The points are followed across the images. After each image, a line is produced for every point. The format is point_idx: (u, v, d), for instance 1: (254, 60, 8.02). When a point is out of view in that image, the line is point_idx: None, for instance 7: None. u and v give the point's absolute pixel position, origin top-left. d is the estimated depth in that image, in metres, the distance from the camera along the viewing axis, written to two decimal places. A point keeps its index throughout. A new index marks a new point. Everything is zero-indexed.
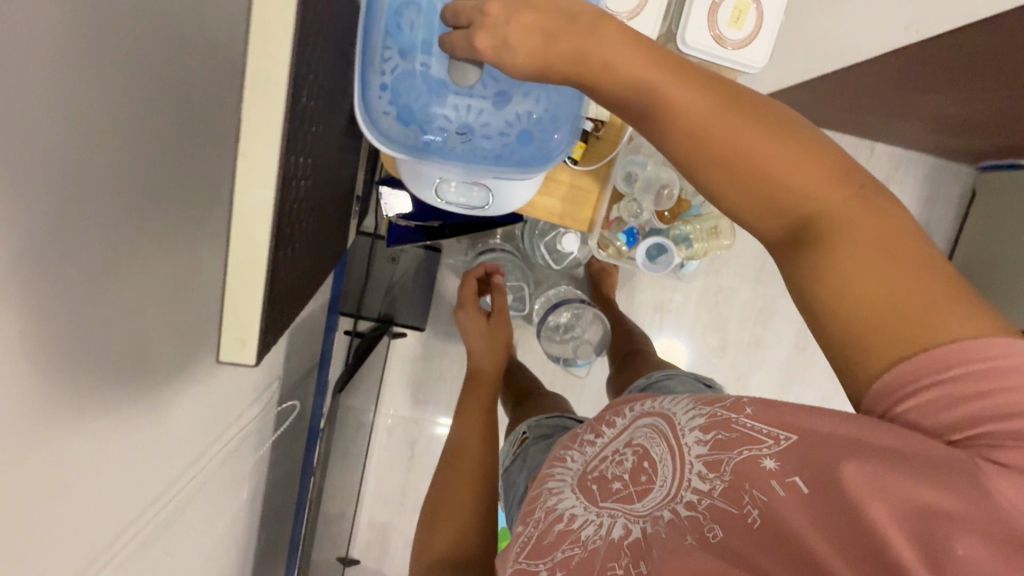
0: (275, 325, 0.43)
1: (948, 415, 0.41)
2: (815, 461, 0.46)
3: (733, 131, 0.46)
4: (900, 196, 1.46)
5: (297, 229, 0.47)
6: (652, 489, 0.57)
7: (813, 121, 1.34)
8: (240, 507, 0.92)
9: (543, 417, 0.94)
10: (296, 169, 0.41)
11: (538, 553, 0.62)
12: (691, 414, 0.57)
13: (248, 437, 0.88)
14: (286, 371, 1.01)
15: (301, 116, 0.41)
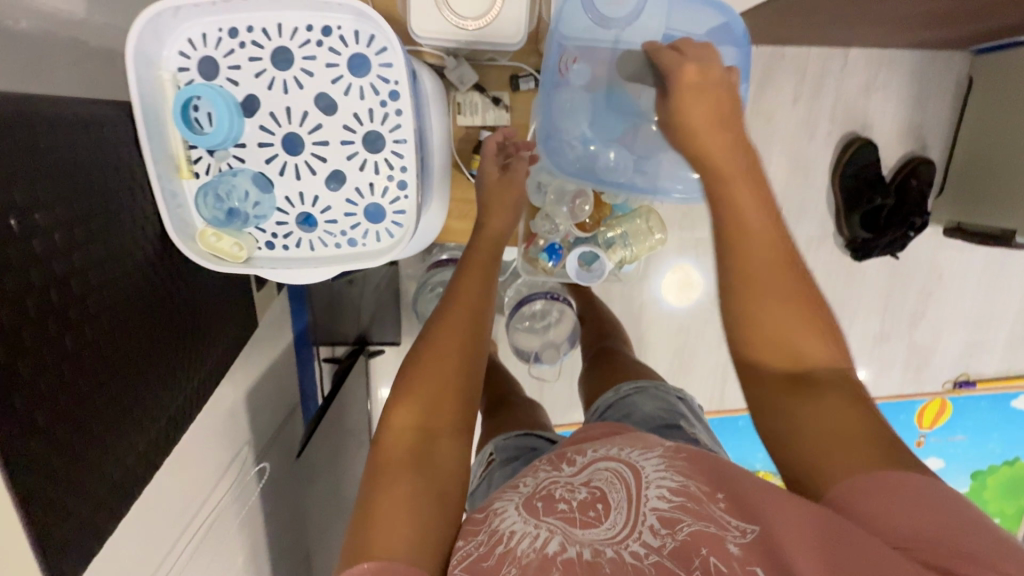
0: (59, 544, 0.44)
1: (893, 520, 0.45)
2: (778, 546, 0.47)
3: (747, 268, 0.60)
4: (885, 103, 1.30)
5: (79, 436, 0.48)
6: (599, 527, 0.56)
7: (772, 41, 1.18)
8: (239, 570, 0.94)
9: (509, 437, 0.94)
10: (26, 404, 0.42)
11: (474, 571, 0.53)
12: (660, 472, 0.58)
13: (224, 512, 0.89)
14: (256, 429, 1.02)
15: (14, 340, 0.41)
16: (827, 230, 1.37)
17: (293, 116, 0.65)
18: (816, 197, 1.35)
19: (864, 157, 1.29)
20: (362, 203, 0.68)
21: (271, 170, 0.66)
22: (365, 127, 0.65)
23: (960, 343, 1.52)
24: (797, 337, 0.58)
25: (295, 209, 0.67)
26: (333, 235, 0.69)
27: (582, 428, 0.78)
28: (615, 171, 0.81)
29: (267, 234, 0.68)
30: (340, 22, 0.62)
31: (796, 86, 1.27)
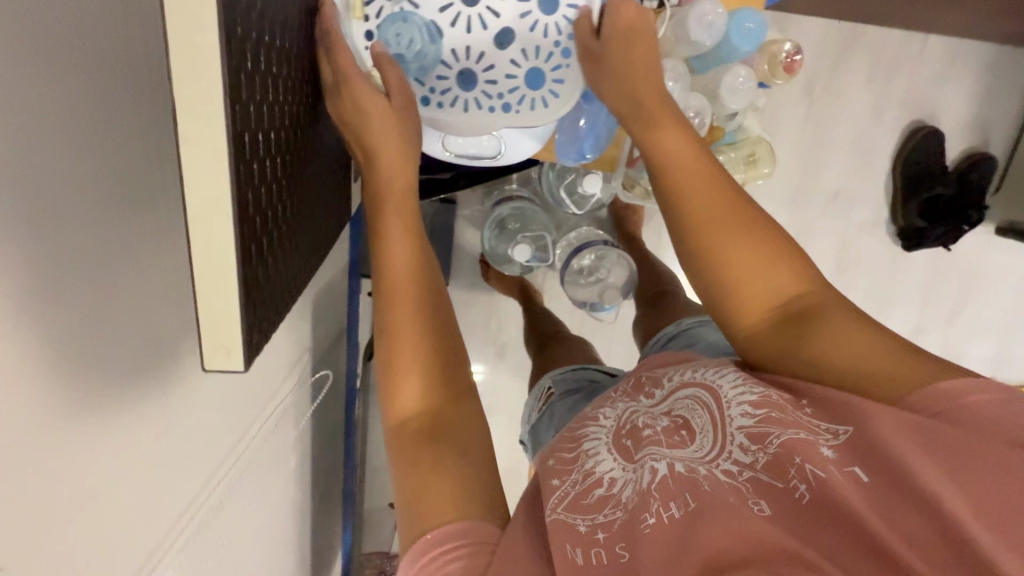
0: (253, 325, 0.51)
1: (996, 428, 0.46)
2: (876, 451, 0.48)
3: (705, 201, 0.62)
4: (955, 95, 1.30)
5: (270, 224, 0.54)
6: (686, 448, 0.59)
7: (853, 17, 1.19)
8: (289, 471, 0.96)
9: (566, 370, 0.95)
10: (252, 175, 0.49)
11: (576, 508, 0.58)
12: (737, 388, 0.59)
13: (288, 410, 0.92)
14: (316, 341, 1.02)
15: (250, 129, 0.47)
16: (880, 218, 1.39)
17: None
18: (874, 181, 1.36)
19: (929, 145, 1.29)
20: (524, 67, 0.75)
21: (444, 17, 0.71)
22: None
23: (993, 348, 1.53)
24: (765, 268, 0.60)
25: (458, 64, 0.74)
26: (489, 96, 0.76)
27: (651, 358, 0.78)
28: (738, 92, 0.78)
29: (426, 89, 0.75)
30: None
31: (872, 65, 1.27)
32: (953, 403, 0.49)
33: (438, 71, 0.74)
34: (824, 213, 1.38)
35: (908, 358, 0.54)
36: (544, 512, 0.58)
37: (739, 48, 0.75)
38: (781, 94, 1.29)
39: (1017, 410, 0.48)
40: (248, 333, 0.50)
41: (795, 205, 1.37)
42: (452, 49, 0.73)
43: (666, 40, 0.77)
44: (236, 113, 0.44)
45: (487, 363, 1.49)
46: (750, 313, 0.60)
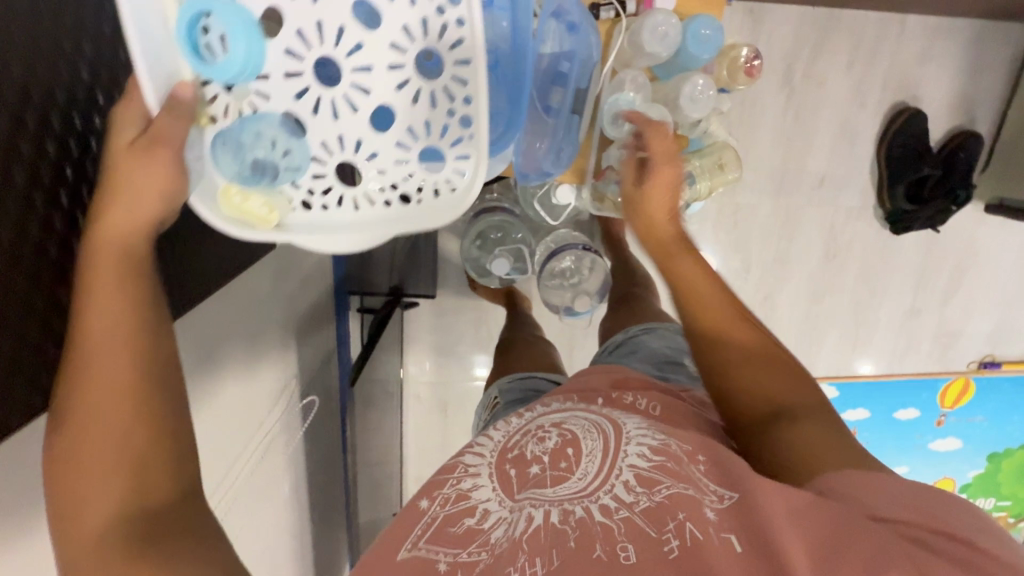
0: None
1: (870, 501, 0.48)
2: (754, 515, 0.48)
3: (700, 296, 0.67)
4: (938, 73, 1.28)
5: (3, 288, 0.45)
6: (570, 480, 0.56)
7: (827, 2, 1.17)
8: (284, 498, 0.97)
9: (513, 379, 0.95)
10: None
11: (439, 539, 0.53)
12: (640, 430, 0.60)
13: (276, 438, 0.93)
14: (302, 365, 1.03)
15: None
16: (868, 203, 1.37)
17: (311, 38, 0.57)
18: (859, 167, 1.34)
19: (914, 126, 1.27)
20: (416, 147, 0.63)
21: (302, 106, 0.59)
22: (417, 43, 0.59)
23: (989, 324, 1.52)
24: (756, 363, 0.63)
25: (333, 157, 0.61)
26: (379, 193, 0.63)
27: (577, 375, 0.78)
28: (699, 100, 0.78)
29: (302, 191, 0.61)
30: None
31: (851, 51, 1.25)
32: (837, 485, 0.51)
33: (312, 171, 0.61)
34: (810, 202, 1.36)
35: (857, 459, 0.54)
36: (403, 544, 0.53)
37: (697, 55, 0.77)
38: (759, 83, 1.27)
39: (903, 504, 0.48)
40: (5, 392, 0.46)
41: (780, 194, 1.35)
42: (325, 141, 0.61)
43: (623, 56, 0.79)
44: None
45: (479, 369, 1.50)
46: (730, 399, 0.63)
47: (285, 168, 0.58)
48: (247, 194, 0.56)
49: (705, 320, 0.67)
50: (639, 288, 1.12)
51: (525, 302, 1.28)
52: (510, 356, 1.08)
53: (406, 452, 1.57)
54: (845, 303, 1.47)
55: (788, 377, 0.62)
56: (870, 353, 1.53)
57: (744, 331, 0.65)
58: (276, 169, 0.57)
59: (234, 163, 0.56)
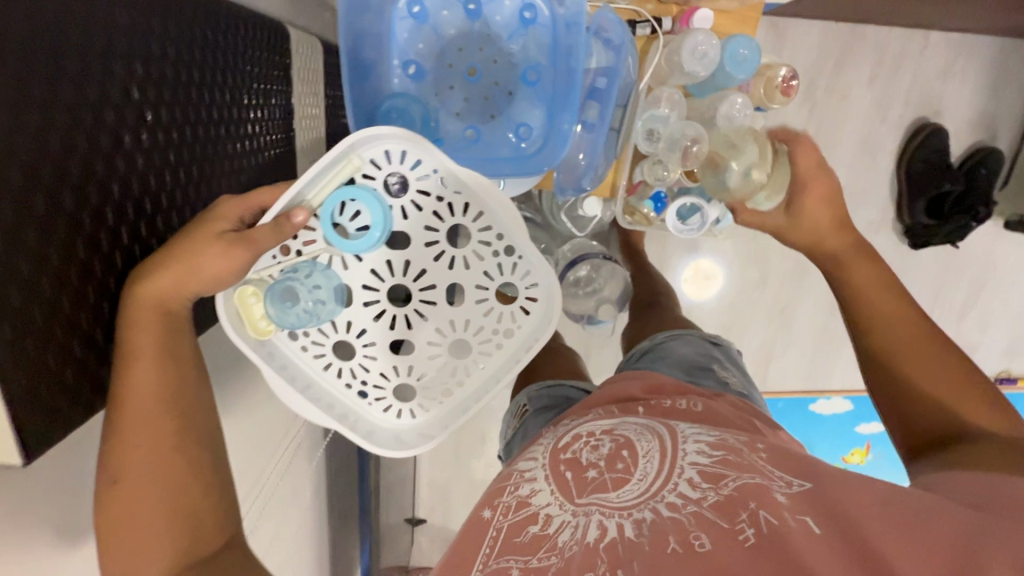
0: (49, 411, 0.47)
1: (969, 493, 0.51)
2: (830, 502, 0.50)
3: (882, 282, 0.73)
4: (960, 88, 1.28)
5: (85, 286, 0.50)
6: (632, 480, 0.57)
7: (852, 17, 1.18)
8: (306, 502, 0.98)
9: (542, 388, 0.96)
10: (36, 251, 0.44)
11: (509, 548, 0.55)
12: (695, 432, 0.63)
13: (302, 442, 0.94)
14: None
15: (48, 198, 0.45)
16: (886, 217, 1.37)
17: (395, 267, 0.74)
18: (880, 181, 1.34)
19: (935, 142, 1.28)
20: (392, 381, 0.75)
21: (359, 296, 0.73)
22: (456, 335, 0.76)
23: (1005, 341, 1.52)
24: (895, 323, 0.71)
25: (332, 337, 0.73)
26: (358, 374, 0.74)
27: (615, 381, 0.80)
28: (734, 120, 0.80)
29: (299, 337, 0.71)
30: (524, 268, 0.73)
31: (874, 65, 1.26)
32: (949, 482, 0.54)
33: (320, 326, 0.71)
34: None
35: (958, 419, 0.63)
36: (475, 563, 0.55)
37: (733, 75, 0.78)
38: None
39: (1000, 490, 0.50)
40: (23, 405, 0.45)
41: None
42: (349, 321, 0.73)
43: (659, 73, 0.80)
44: None
45: None
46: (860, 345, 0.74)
47: (309, 303, 0.67)
48: (263, 302, 0.65)
49: (859, 278, 0.73)
50: (662, 298, 1.12)
51: None
52: (531, 366, 1.09)
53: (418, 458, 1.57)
54: None
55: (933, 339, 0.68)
56: None
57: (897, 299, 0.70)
58: (298, 301, 0.67)
59: (284, 285, 0.66)
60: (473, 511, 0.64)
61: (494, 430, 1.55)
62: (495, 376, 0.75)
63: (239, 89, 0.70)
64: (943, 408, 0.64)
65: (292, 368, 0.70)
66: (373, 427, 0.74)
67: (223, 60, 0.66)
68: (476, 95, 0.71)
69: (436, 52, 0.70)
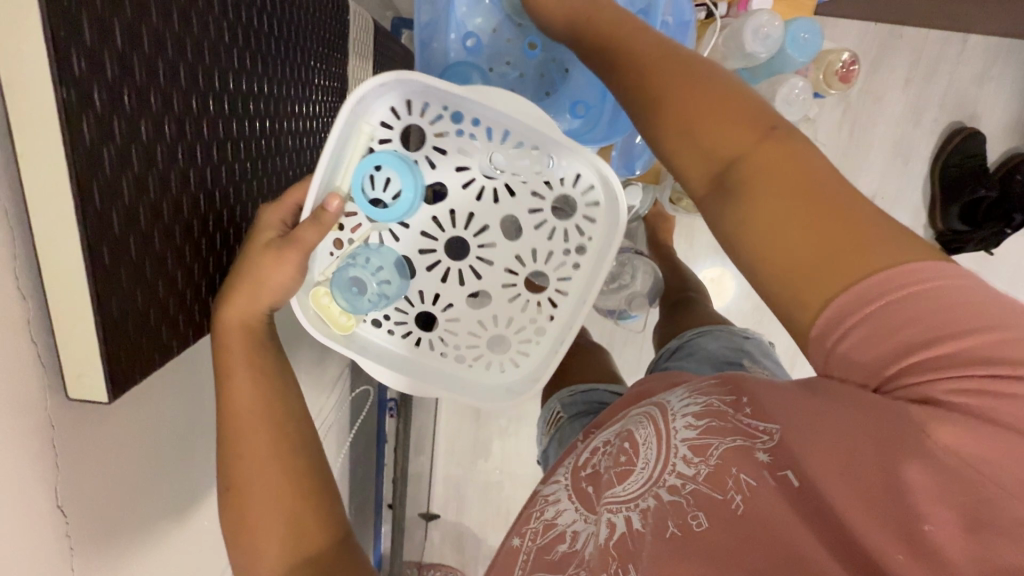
0: (130, 352, 0.49)
1: (880, 354, 0.40)
2: (798, 455, 0.46)
3: (683, 97, 0.50)
4: (996, 93, 1.27)
5: (170, 230, 0.52)
6: (634, 468, 0.57)
7: (890, 18, 1.17)
8: None
9: (575, 392, 0.94)
10: (129, 188, 0.46)
11: (540, 566, 0.59)
12: (684, 402, 0.58)
13: (331, 427, 0.93)
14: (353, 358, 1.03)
15: (141, 136, 0.46)
16: (919, 222, 1.36)
17: (458, 220, 0.71)
18: (912, 185, 1.33)
19: (971, 146, 1.26)
20: (485, 336, 0.73)
21: (421, 261, 0.72)
22: (528, 266, 0.71)
23: None
24: (708, 125, 0.48)
25: (414, 308, 0.73)
26: (445, 341, 0.74)
27: (642, 383, 0.79)
28: (794, 103, 0.77)
29: (380, 318, 0.73)
30: (568, 168, 0.67)
31: (909, 68, 1.25)
32: (850, 355, 0.41)
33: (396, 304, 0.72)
34: None
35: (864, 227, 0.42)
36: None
37: (792, 57, 0.78)
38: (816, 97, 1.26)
39: (921, 336, 0.38)
40: (117, 352, 0.47)
41: None
42: (421, 290, 0.73)
43: (715, 56, 0.78)
44: (87, 114, 0.40)
45: None
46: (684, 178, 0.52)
47: (375, 291, 0.68)
48: (333, 298, 0.67)
49: (698, 88, 0.50)
50: (693, 293, 1.10)
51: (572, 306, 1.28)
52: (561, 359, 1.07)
53: (436, 452, 1.56)
54: None
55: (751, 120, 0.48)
56: None
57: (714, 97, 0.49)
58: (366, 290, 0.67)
59: (343, 275, 0.66)
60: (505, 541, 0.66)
61: (512, 427, 1.53)
62: (581, 297, 0.70)
63: (304, 56, 0.72)
64: (789, 208, 0.43)
65: (383, 354, 0.72)
66: (480, 391, 0.72)
67: (296, 28, 0.68)
68: (531, 72, 0.84)
69: (494, 28, 0.83)
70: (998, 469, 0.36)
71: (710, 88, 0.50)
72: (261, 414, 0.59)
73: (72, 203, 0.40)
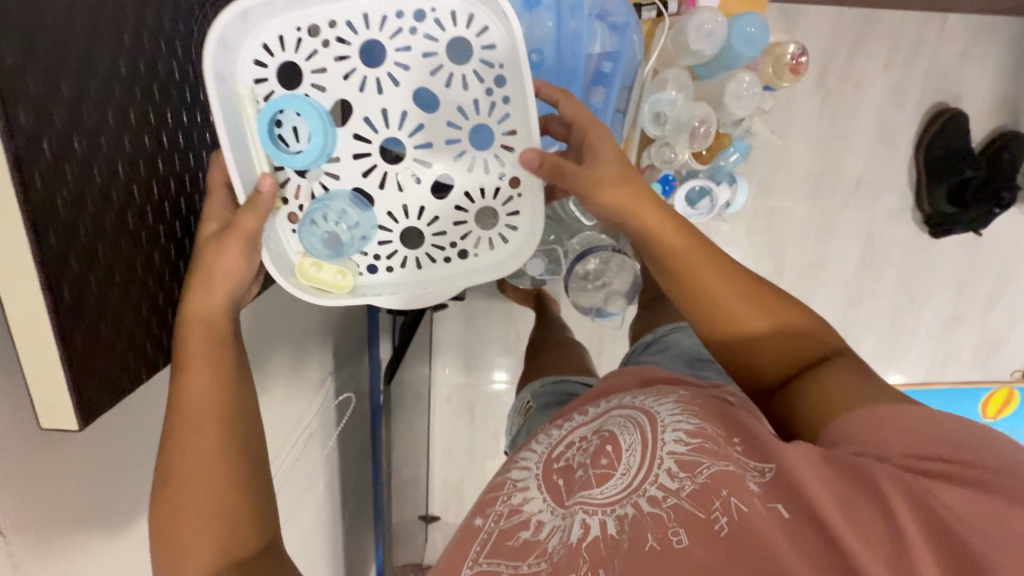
0: (94, 380, 0.51)
1: (883, 444, 0.49)
2: (795, 486, 0.48)
3: (707, 277, 0.60)
4: (980, 72, 1.25)
5: (129, 265, 0.54)
6: (614, 474, 0.56)
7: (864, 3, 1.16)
8: (318, 495, 0.99)
9: (546, 384, 0.97)
10: (87, 228, 0.48)
11: (500, 552, 0.57)
12: (675, 416, 0.58)
13: (314, 432, 0.95)
14: (336, 365, 1.05)
15: (92, 178, 0.49)
16: (905, 206, 1.34)
17: (392, 119, 0.62)
18: (896, 170, 1.31)
19: (953, 127, 1.24)
20: (473, 209, 0.66)
21: (369, 182, 0.64)
22: (469, 120, 0.63)
23: None
24: (742, 333, 0.60)
25: (398, 225, 0.66)
26: (441, 248, 0.67)
27: (609, 376, 0.79)
28: (743, 98, 0.79)
29: (369, 257, 0.66)
30: (434, 3, 0.57)
31: (888, 51, 1.24)
32: (857, 438, 0.51)
33: (380, 238, 0.66)
34: (847, 205, 1.34)
35: (864, 385, 0.55)
36: (466, 562, 0.58)
37: (741, 52, 0.78)
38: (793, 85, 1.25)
39: (917, 436, 0.48)
40: (83, 382, 0.49)
41: (814, 197, 1.33)
42: (390, 212, 0.65)
43: (665, 56, 0.80)
44: (35, 164, 0.42)
45: (507, 373, 1.50)
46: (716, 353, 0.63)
47: (351, 239, 0.63)
48: (323, 264, 0.63)
49: (708, 276, 0.59)
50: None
51: (556, 306, 1.29)
52: (540, 358, 1.09)
53: (432, 453, 1.58)
54: (882, 309, 1.44)
55: (756, 291, 0.60)
56: (908, 361, 1.49)
57: (730, 278, 0.60)
58: (342, 239, 0.63)
59: (314, 236, 0.62)
60: (465, 519, 0.65)
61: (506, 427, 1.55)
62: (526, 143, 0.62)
63: None
64: (821, 397, 0.56)
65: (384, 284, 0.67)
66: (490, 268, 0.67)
67: None
68: None
69: None
70: (984, 527, 0.42)
71: (722, 266, 0.60)
72: (211, 423, 0.56)
73: (30, 246, 0.42)
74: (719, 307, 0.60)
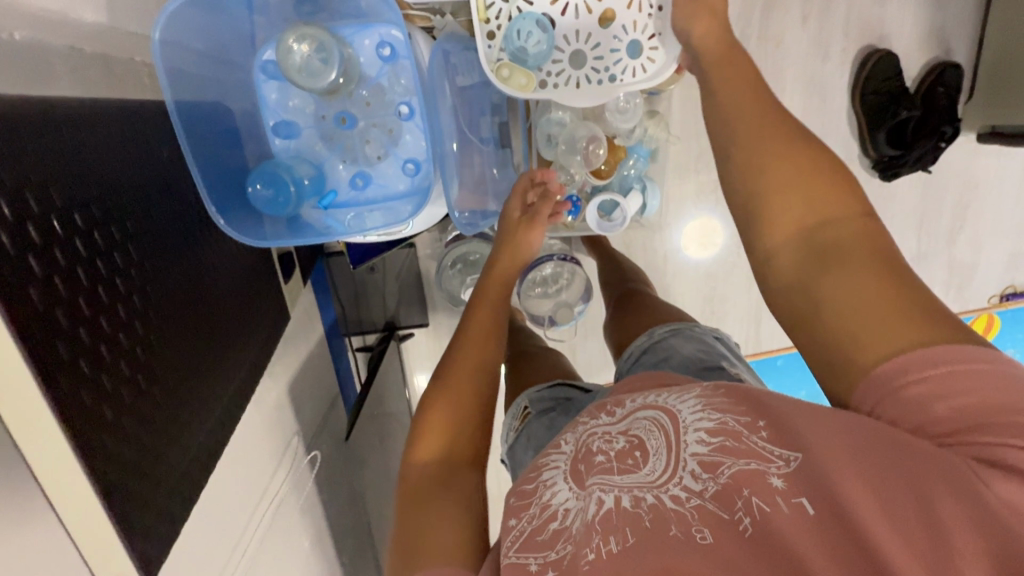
0: (150, 539, 0.45)
1: (929, 410, 0.43)
2: (828, 484, 0.44)
3: (774, 164, 0.55)
4: (900, 9, 1.21)
5: (152, 413, 0.48)
6: (639, 474, 0.53)
7: None
8: (306, 554, 0.97)
9: (542, 388, 0.88)
10: (111, 390, 0.43)
11: (528, 548, 0.52)
12: (696, 413, 0.53)
13: (290, 495, 0.93)
14: (303, 421, 1.03)
15: (82, 350, 0.40)
16: (851, 154, 1.31)
17: None
18: (836, 120, 1.28)
19: (883, 70, 1.22)
20: (624, 42, 0.76)
21: (555, 8, 0.75)
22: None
23: (1004, 255, 1.45)
24: (808, 201, 0.53)
25: (570, 47, 0.77)
26: (597, 73, 0.78)
27: (626, 382, 0.69)
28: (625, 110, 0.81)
29: (586, 70, 0.78)
30: None
31: (803, 4, 1.20)
32: (909, 387, 0.44)
33: (554, 54, 0.76)
34: None
35: (927, 323, 0.46)
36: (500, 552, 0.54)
37: (605, 60, 0.77)
38: None
39: (1011, 413, 0.40)
40: (141, 538, 0.44)
41: None
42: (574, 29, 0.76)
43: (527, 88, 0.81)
44: (55, 360, 0.37)
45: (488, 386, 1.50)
46: (768, 242, 0.55)
47: None
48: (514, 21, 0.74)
49: (768, 150, 0.56)
50: (628, 285, 1.07)
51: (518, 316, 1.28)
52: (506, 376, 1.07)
53: None
54: None
55: (846, 197, 0.53)
56: None
57: (813, 168, 0.54)
58: (528, 47, 0.74)
59: None
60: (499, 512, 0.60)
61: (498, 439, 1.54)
62: None
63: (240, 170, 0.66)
64: (860, 301, 0.47)
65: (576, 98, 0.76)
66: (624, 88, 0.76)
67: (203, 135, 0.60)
68: (329, 122, 0.66)
69: (314, 109, 0.66)
70: None
71: (803, 164, 0.54)
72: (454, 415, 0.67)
73: (63, 437, 0.37)
74: (781, 180, 0.54)
